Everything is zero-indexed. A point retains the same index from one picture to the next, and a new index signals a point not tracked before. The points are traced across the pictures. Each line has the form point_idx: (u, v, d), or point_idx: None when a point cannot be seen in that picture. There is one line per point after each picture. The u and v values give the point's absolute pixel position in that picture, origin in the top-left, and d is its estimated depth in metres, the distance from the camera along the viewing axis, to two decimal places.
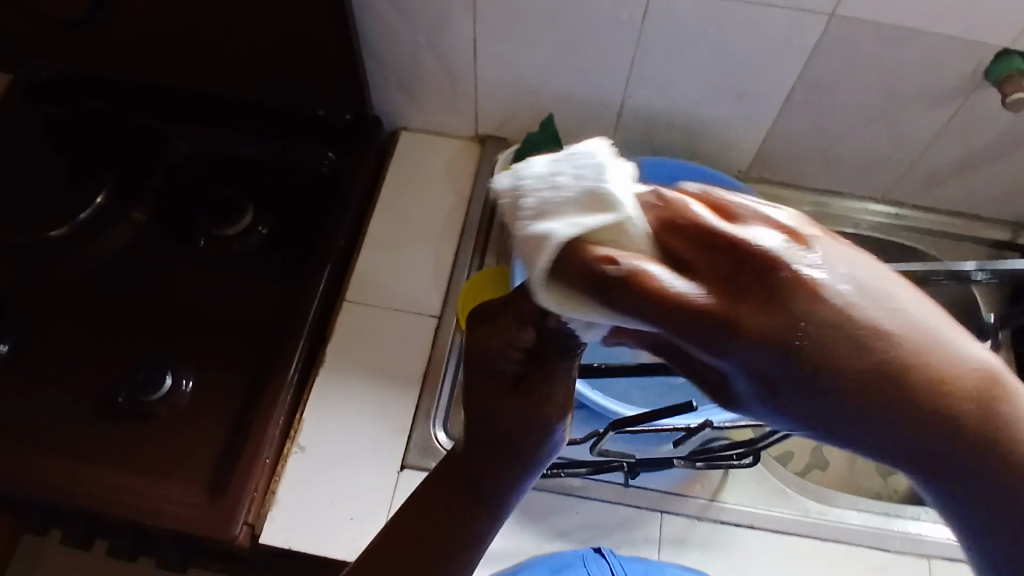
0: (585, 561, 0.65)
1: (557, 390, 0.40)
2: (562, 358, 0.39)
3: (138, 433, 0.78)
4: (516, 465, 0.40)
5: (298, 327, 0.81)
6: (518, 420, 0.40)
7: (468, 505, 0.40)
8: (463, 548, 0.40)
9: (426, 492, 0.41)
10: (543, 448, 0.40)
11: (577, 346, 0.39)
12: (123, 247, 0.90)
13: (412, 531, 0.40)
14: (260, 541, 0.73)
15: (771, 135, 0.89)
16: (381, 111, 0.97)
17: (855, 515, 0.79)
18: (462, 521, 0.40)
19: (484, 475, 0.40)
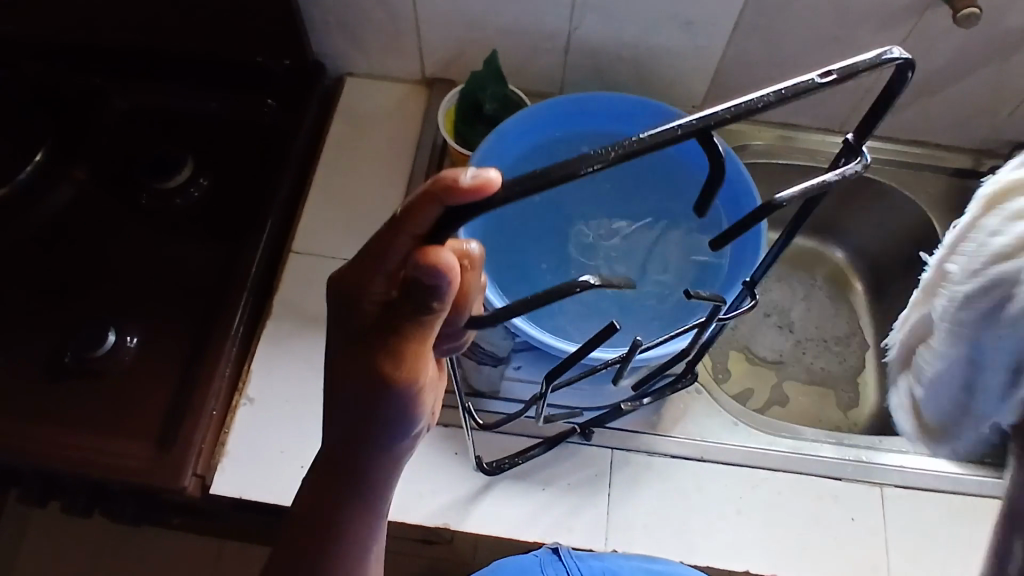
0: (542, 565, 0.68)
1: (406, 346, 0.41)
2: (405, 310, 0.40)
3: (85, 390, 0.77)
4: (376, 428, 0.44)
5: (242, 278, 0.80)
6: (364, 386, 0.42)
7: (337, 477, 0.47)
8: (341, 508, 0.48)
9: (312, 469, 0.48)
10: (393, 409, 0.42)
11: (420, 298, 0.39)
12: (64, 207, 0.89)
13: (307, 494, 0.48)
14: (211, 492, 0.73)
15: (723, 63, 0.87)
16: (323, 57, 0.94)
17: (825, 448, 0.79)
18: (353, 463, 0.46)
19: (354, 426, 0.44)
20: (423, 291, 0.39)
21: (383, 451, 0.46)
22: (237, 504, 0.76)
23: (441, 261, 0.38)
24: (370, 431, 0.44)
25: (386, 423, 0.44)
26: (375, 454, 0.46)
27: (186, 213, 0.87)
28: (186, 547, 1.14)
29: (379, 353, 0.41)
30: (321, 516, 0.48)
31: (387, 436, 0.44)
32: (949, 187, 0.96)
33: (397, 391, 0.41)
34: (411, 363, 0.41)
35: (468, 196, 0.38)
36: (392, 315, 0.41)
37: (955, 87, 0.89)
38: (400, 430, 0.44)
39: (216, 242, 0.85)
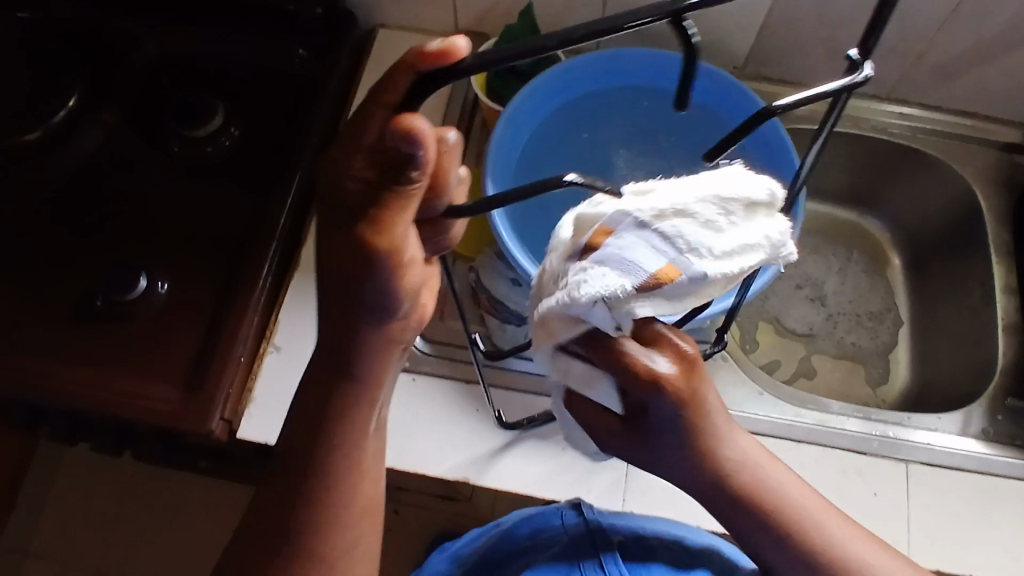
0: (563, 518, 0.68)
1: (391, 212, 0.43)
2: (389, 179, 0.43)
3: (116, 332, 0.78)
4: (365, 309, 0.46)
5: (271, 229, 0.80)
6: (347, 257, 0.43)
7: (337, 375, 0.49)
8: (342, 406, 0.49)
9: (313, 377, 0.50)
10: (376, 283, 0.44)
11: (406, 164, 0.42)
12: (97, 151, 0.89)
13: (308, 401, 0.50)
14: (237, 436, 0.75)
15: (768, 21, 0.83)
16: (355, 6, 0.92)
17: (851, 421, 0.78)
18: (352, 355, 0.48)
19: (347, 303, 0.46)
20: (403, 157, 0.41)
21: (371, 336, 0.48)
22: (262, 449, 0.78)
23: (416, 127, 0.40)
24: (357, 310, 0.46)
25: (378, 296, 0.45)
26: (369, 337, 0.48)
27: (217, 162, 0.87)
28: (213, 489, 1.18)
29: (365, 224, 0.43)
30: (322, 410, 0.50)
31: (378, 315, 0.47)
32: (996, 163, 0.92)
33: (379, 261, 0.43)
34: (393, 229, 0.43)
35: (433, 64, 0.41)
36: (377, 186, 0.43)
37: (1013, 55, 0.84)
38: (384, 312, 0.46)
39: (246, 191, 0.86)
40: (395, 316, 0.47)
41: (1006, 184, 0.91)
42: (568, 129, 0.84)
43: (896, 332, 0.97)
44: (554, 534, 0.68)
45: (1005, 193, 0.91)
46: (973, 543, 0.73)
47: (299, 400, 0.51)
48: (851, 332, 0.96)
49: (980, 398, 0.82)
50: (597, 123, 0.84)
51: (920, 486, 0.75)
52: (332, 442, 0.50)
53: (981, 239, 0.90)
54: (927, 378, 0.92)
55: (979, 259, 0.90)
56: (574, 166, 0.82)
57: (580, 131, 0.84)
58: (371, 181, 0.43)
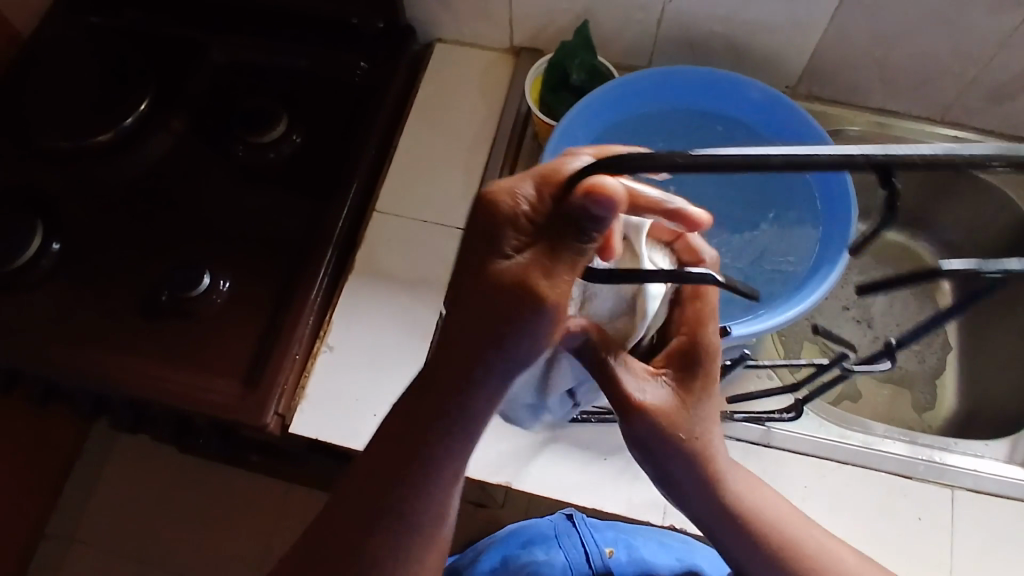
0: (557, 532, 0.76)
1: (563, 269, 0.43)
2: (573, 232, 0.43)
3: (179, 327, 0.82)
4: (497, 359, 0.45)
5: (329, 234, 0.83)
6: (510, 302, 0.43)
7: (443, 411, 0.48)
8: (435, 445, 0.48)
9: (408, 401, 0.49)
10: (528, 336, 0.44)
11: (587, 225, 0.43)
12: (165, 154, 0.94)
13: (397, 426, 0.49)
14: (290, 431, 0.78)
15: (822, 41, 0.84)
16: (414, 20, 0.95)
17: (896, 444, 0.77)
18: (456, 397, 0.47)
19: (480, 348, 0.45)
20: (588, 220, 0.42)
21: (494, 383, 0.47)
22: (311, 444, 0.81)
23: (609, 190, 0.41)
24: (483, 360, 0.45)
25: (524, 347, 0.44)
26: (489, 386, 0.47)
27: (278, 167, 0.91)
28: (254, 482, 1.22)
29: (536, 276, 0.43)
30: (417, 437, 0.49)
31: (508, 370, 0.46)
32: None
33: (544, 314, 0.43)
34: (562, 287, 0.43)
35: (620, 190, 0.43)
36: (552, 244, 0.43)
37: None
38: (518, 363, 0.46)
39: (305, 196, 0.89)
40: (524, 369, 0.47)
41: None
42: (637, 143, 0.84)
43: (943, 357, 0.96)
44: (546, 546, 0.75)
45: None
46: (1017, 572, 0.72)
47: (393, 420, 0.50)
48: (897, 355, 0.96)
49: None
50: (667, 139, 0.85)
51: (965, 512, 0.74)
52: (417, 468, 0.49)
53: None
54: (975, 405, 0.91)
55: None
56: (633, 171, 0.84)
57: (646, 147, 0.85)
58: (535, 227, 0.44)
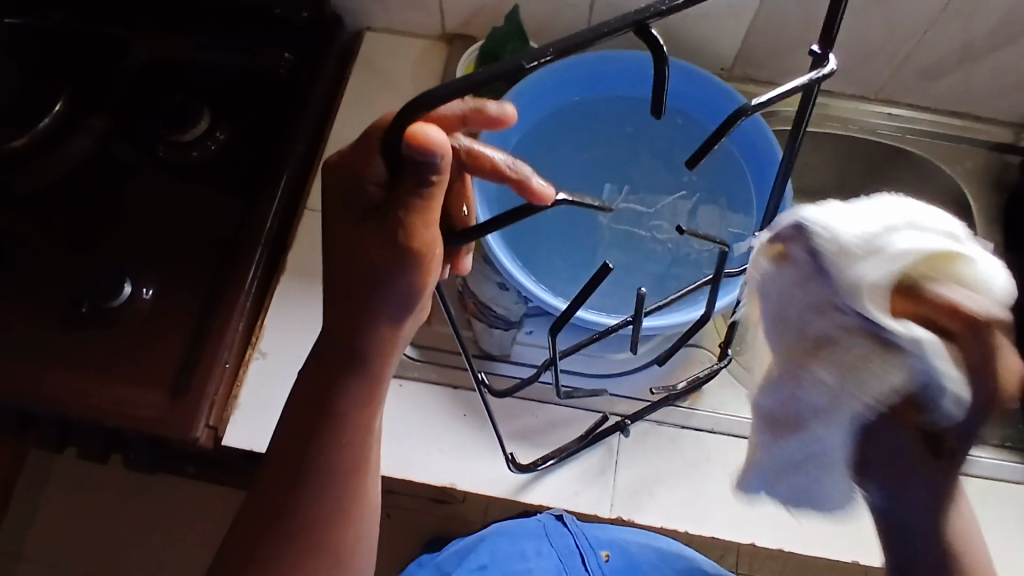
0: (547, 529, 0.74)
1: (417, 208, 0.41)
2: (409, 175, 0.40)
3: (101, 339, 0.78)
4: (385, 302, 0.45)
5: (256, 236, 0.80)
6: (379, 250, 0.43)
7: (345, 363, 0.47)
8: (345, 397, 0.48)
9: (313, 363, 0.48)
10: (404, 276, 0.43)
11: (427, 170, 0.40)
12: (81, 156, 0.89)
13: (309, 388, 0.48)
14: (223, 443, 0.75)
15: (755, 22, 0.83)
16: (342, 10, 0.92)
17: None
18: (357, 348, 0.46)
19: (365, 293, 0.44)
20: (420, 167, 0.39)
21: (390, 322, 0.46)
22: (247, 455, 0.78)
23: (429, 136, 0.39)
24: (372, 303, 0.45)
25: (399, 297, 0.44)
26: (384, 328, 0.46)
27: (203, 167, 0.87)
28: (202, 493, 1.17)
29: (396, 222, 0.42)
30: (325, 393, 0.48)
31: (392, 317, 0.46)
32: (985, 162, 0.92)
33: (413, 264, 0.43)
34: (415, 231, 0.42)
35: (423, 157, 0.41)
36: (393, 197, 0.42)
37: (998, 56, 0.84)
38: (408, 301, 0.45)
39: (233, 196, 0.85)
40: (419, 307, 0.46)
41: (995, 184, 0.92)
42: (592, 130, 0.84)
43: None
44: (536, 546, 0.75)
45: (994, 194, 0.91)
46: None
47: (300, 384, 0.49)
48: None
49: None
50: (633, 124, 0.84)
51: None
52: (328, 431, 0.48)
53: None
54: None
55: None
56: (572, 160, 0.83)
57: (599, 134, 0.84)
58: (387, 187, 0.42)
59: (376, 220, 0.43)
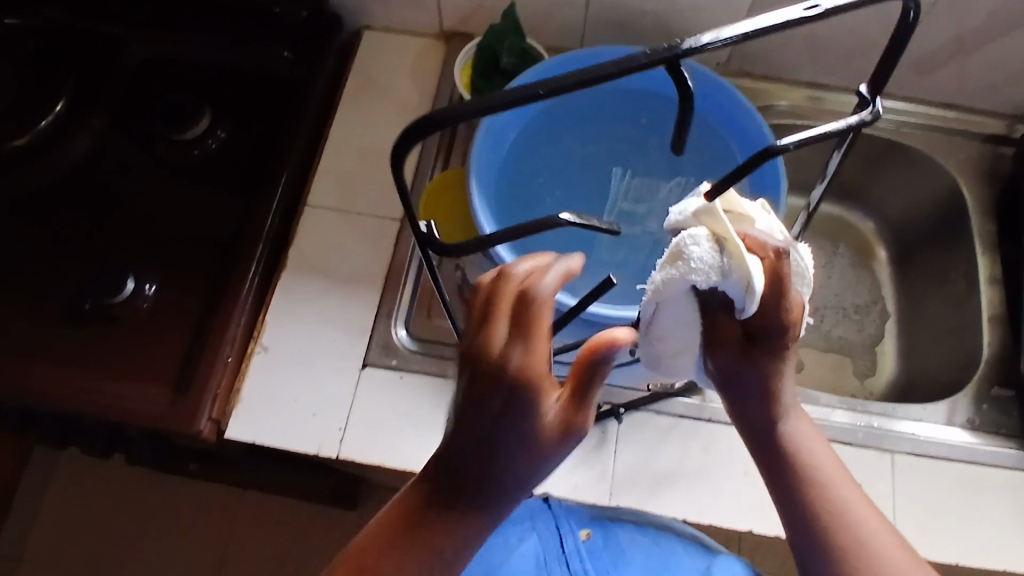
0: (532, 513, 0.70)
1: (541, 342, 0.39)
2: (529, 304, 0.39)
3: (104, 335, 0.79)
4: (518, 444, 0.40)
5: (258, 231, 0.81)
6: (512, 390, 0.39)
7: (460, 500, 0.41)
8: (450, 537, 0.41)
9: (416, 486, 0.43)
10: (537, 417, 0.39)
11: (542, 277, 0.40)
12: (83, 155, 0.89)
13: (408, 516, 0.42)
14: (225, 436, 0.75)
15: (749, 17, 0.84)
16: (341, 9, 0.93)
17: (839, 413, 0.78)
18: (480, 483, 0.41)
19: (496, 426, 0.40)
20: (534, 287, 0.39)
21: (516, 470, 0.41)
22: (250, 449, 0.79)
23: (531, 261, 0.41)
24: (503, 442, 0.40)
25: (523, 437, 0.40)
26: (510, 471, 0.41)
27: (204, 164, 0.88)
28: (205, 491, 1.18)
29: (522, 359, 0.39)
30: (424, 521, 0.42)
31: (520, 460, 0.40)
32: (979, 154, 0.93)
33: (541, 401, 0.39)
34: (530, 347, 0.39)
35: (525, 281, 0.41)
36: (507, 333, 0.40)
37: (991, 48, 0.85)
38: (545, 449, 0.40)
39: (234, 192, 0.86)
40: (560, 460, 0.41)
41: (989, 176, 0.92)
42: (608, 129, 0.85)
43: (882, 325, 0.98)
44: (520, 531, 0.69)
45: (988, 185, 0.92)
46: (957, 531, 0.73)
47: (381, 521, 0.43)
48: (838, 325, 0.97)
49: (967, 387, 0.83)
50: (649, 120, 0.85)
51: (905, 475, 0.76)
52: (413, 569, 0.42)
53: (963, 231, 0.91)
54: (913, 370, 0.93)
55: (962, 251, 0.91)
56: (578, 153, 0.84)
57: (613, 134, 0.85)
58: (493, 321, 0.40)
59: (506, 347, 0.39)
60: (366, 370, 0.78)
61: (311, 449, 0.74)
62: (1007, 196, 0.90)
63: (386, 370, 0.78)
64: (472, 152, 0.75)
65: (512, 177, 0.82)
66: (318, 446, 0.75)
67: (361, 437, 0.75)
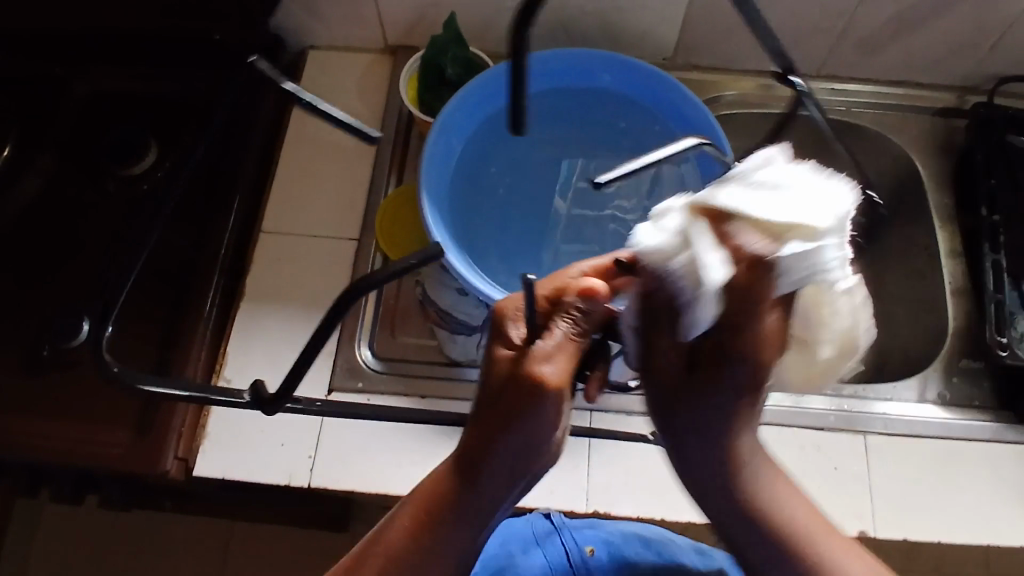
0: (535, 526, 0.68)
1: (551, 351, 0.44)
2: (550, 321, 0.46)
3: (64, 380, 0.76)
4: (516, 433, 0.42)
5: (213, 260, 0.80)
6: (508, 380, 0.43)
7: (464, 487, 0.44)
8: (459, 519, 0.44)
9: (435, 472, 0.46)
10: (528, 410, 0.42)
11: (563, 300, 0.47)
12: (31, 198, 0.87)
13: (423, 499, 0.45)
14: (194, 473, 0.74)
15: (691, 10, 0.84)
16: (284, 31, 0.92)
17: (816, 400, 0.78)
18: (477, 472, 0.44)
19: (493, 415, 0.43)
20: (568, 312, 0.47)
21: (516, 458, 0.43)
22: (223, 483, 0.77)
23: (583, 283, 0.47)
24: (499, 436, 0.43)
25: (535, 441, 0.43)
26: (507, 459, 0.43)
27: (155, 198, 0.86)
28: (191, 528, 1.15)
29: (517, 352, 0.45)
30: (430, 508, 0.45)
31: (522, 446, 0.43)
32: (931, 128, 0.94)
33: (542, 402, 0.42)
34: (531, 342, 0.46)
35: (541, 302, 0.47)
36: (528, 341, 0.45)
37: (932, 23, 0.85)
38: (535, 431, 0.42)
39: (188, 225, 0.84)
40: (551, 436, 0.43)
41: (942, 150, 0.93)
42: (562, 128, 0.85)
43: None
44: (524, 543, 0.67)
45: (943, 159, 0.93)
46: (937, 508, 0.73)
47: (397, 533, 0.45)
48: None
49: (935, 362, 0.83)
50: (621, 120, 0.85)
51: (880, 457, 0.75)
52: (420, 559, 0.44)
53: (922, 206, 0.92)
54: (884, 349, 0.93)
55: (922, 226, 0.92)
56: (542, 154, 0.85)
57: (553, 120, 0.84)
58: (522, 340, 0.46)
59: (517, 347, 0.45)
60: (333, 395, 0.77)
61: (280, 480, 0.73)
62: (961, 168, 0.90)
63: (353, 393, 0.77)
64: (422, 192, 0.73)
65: (472, 184, 0.82)
66: (287, 475, 0.74)
67: (332, 463, 0.74)
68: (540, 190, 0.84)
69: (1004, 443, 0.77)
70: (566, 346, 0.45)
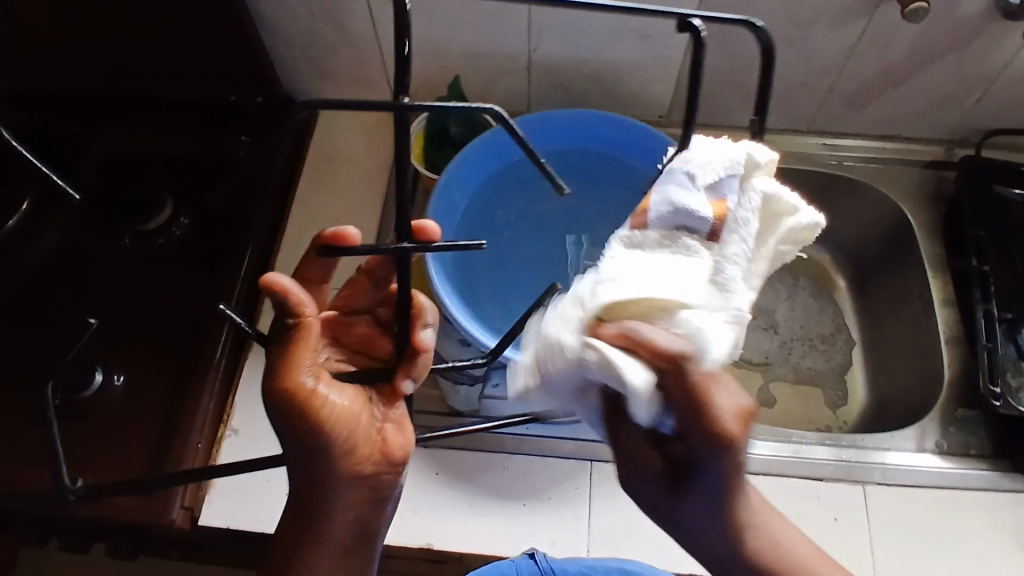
0: (519, 567, 0.70)
1: (295, 351, 0.48)
2: (296, 324, 0.48)
3: (75, 430, 0.78)
4: (315, 443, 0.49)
5: (223, 313, 0.82)
6: (277, 405, 0.48)
7: (310, 509, 0.51)
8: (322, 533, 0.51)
9: (290, 508, 0.52)
10: (311, 423, 0.48)
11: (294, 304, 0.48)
12: (52, 252, 0.90)
13: (291, 532, 0.51)
14: (199, 523, 0.75)
15: (684, 70, 0.88)
16: (295, 90, 0.97)
17: (817, 449, 0.79)
18: (319, 500, 0.50)
19: (297, 442, 0.49)
20: (283, 312, 0.48)
21: (335, 465, 0.50)
22: (228, 535, 0.78)
23: (277, 281, 0.47)
24: (306, 449, 0.49)
25: (312, 437, 0.49)
26: (329, 473, 0.50)
27: (168, 252, 0.89)
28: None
29: (271, 375, 0.48)
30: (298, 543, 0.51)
31: (327, 450, 0.49)
32: (921, 180, 0.97)
33: (308, 401, 0.48)
34: (282, 355, 0.48)
35: (278, 301, 0.47)
36: (274, 352, 0.49)
37: (915, 81, 0.89)
38: (327, 437, 0.49)
39: (199, 277, 0.87)
40: (344, 431, 0.50)
41: (932, 200, 0.96)
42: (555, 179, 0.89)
43: (848, 352, 0.99)
44: None
45: (933, 209, 0.95)
46: (938, 559, 0.73)
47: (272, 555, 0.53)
48: (806, 357, 0.98)
49: (932, 411, 0.84)
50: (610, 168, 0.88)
51: (878, 507, 0.76)
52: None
53: (914, 255, 0.94)
54: (882, 395, 0.94)
55: (915, 275, 0.93)
56: (537, 204, 0.88)
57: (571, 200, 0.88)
58: (273, 354, 0.49)
59: (274, 361, 0.48)
60: None
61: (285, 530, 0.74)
62: (951, 219, 0.93)
63: None
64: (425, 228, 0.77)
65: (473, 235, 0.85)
66: None
67: None
68: (537, 239, 0.87)
69: (1003, 491, 0.78)
70: (303, 334, 0.48)
